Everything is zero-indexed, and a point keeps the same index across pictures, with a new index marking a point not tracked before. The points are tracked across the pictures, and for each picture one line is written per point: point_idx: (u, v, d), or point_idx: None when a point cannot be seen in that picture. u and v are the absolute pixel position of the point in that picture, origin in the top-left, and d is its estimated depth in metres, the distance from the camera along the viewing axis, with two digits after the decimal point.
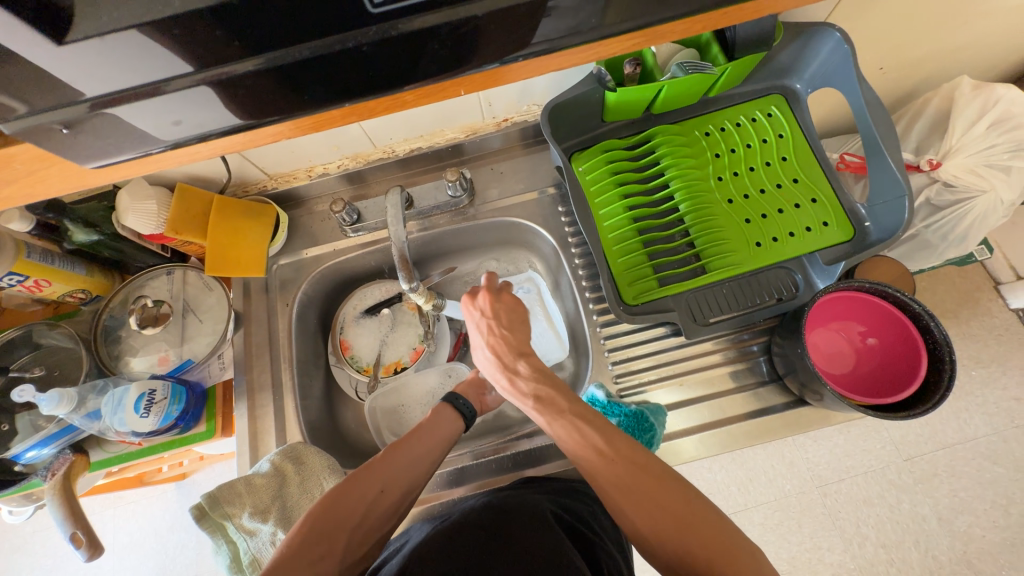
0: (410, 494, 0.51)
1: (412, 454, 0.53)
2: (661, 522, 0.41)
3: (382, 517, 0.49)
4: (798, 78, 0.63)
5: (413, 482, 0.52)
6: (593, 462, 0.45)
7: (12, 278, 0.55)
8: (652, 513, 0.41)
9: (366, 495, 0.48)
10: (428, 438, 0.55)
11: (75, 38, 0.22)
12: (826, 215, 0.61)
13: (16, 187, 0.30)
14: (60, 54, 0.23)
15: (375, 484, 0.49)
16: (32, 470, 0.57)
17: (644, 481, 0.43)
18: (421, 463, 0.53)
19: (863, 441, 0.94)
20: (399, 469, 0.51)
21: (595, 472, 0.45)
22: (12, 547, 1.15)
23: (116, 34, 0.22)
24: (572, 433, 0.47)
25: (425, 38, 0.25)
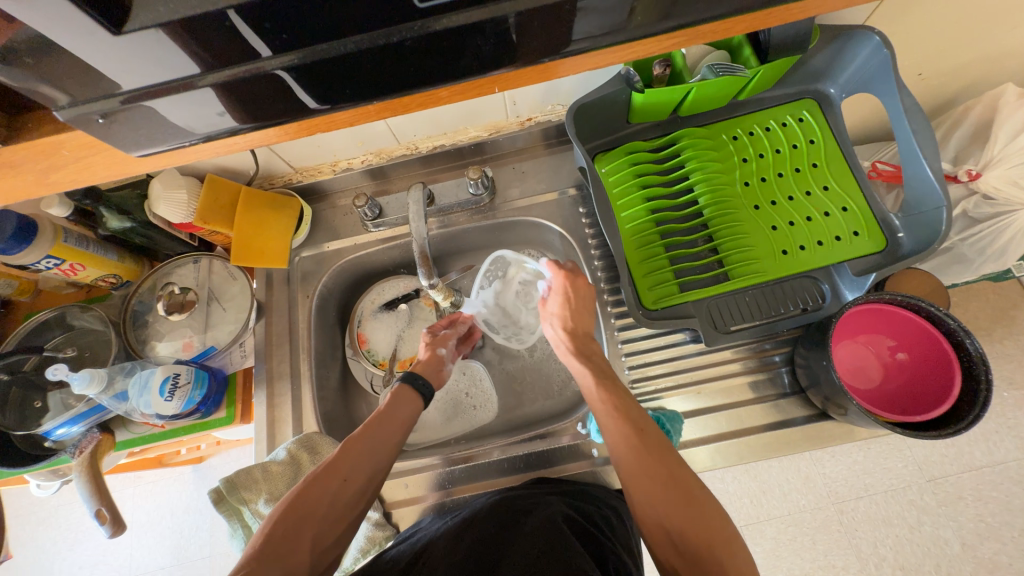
0: (375, 481, 0.47)
1: (374, 440, 0.48)
2: (679, 522, 0.41)
3: (350, 507, 0.45)
4: (832, 83, 0.62)
5: (378, 469, 0.48)
6: (620, 448, 0.46)
7: (49, 261, 0.57)
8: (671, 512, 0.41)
9: (329, 487, 0.44)
10: (390, 421, 0.50)
11: (132, 28, 0.23)
12: (856, 225, 0.59)
13: (61, 174, 0.31)
14: (118, 43, 0.23)
15: (336, 475, 0.45)
16: (61, 447, 0.60)
17: (668, 478, 0.43)
18: (383, 448, 0.48)
19: (884, 459, 0.91)
20: (361, 457, 0.47)
21: (621, 458, 0.46)
22: (37, 519, 1.20)
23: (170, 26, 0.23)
24: (610, 414, 0.48)
25: (467, 35, 0.25)
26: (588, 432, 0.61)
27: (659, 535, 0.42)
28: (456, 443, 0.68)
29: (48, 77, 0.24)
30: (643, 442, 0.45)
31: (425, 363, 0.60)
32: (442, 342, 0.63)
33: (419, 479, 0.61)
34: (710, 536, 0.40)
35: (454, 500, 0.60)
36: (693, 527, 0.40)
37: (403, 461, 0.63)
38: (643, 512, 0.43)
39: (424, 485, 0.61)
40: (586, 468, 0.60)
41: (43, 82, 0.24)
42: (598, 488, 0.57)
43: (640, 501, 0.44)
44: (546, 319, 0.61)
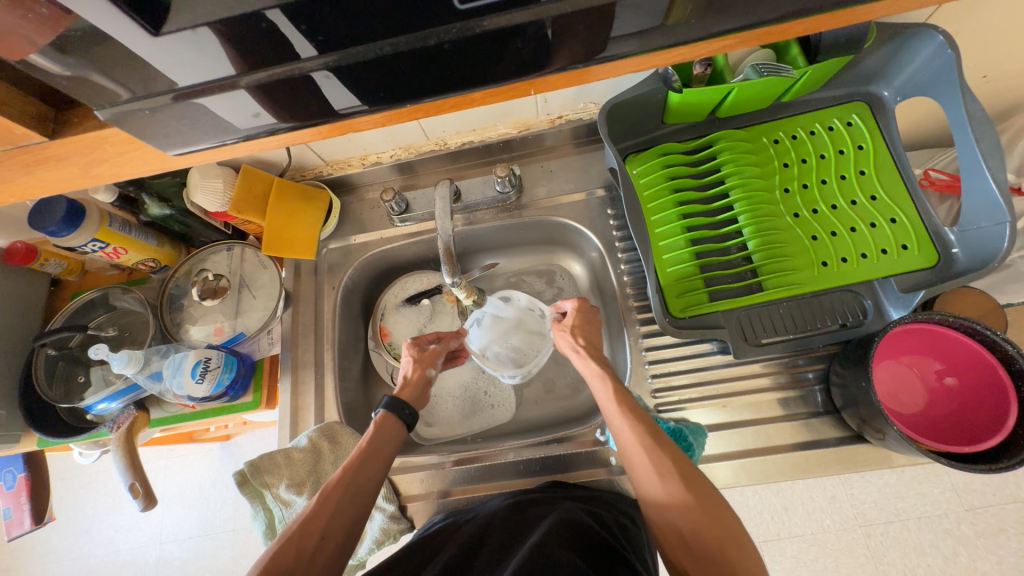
0: (353, 533, 0.47)
1: (350, 493, 0.48)
2: (692, 528, 0.40)
3: (330, 561, 0.45)
4: (887, 85, 0.58)
5: (356, 522, 0.47)
6: (633, 450, 0.45)
7: (95, 245, 0.60)
8: (683, 517, 0.40)
9: (306, 546, 0.44)
10: (368, 466, 0.50)
11: (169, 30, 0.23)
12: (905, 237, 0.55)
13: (106, 167, 0.32)
14: (154, 44, 0.23)
15: (314, 533, 0.45)
16: (101, 420, 0.63)
17: (681, 482, 0.42)
18: (359, 499, 0.48)
19: (919, 484, 0.86)
20: (335, 513, 0.46)
21: (633, 462, 0.45)
22: (79, 483, 1.28)
23: (211, 28, 0.23)
24: (623, 417, 0.48)
25: (508, 38, 0.24)
26: (605, 440, 0.60)
27: (671, 540, 0.41)
28: (473, 440, 0.69)
29: (101, 68, 0.24)
30: (656, 445, 0.44)
31: (411, 386, 0.60)
32: (430, 362, 0.62)
33: (435, 475, 0.62)
34: (725, 543, 0.39)
35: (469, 498, 0.60)
36: (706, 533, 0.39)
37: (420, 455, 0.64)
38: (656, 517, 0.43)
39: (439, 481, 0.62)
40: (605, 475, 0.59)
41: (96, 72, 0.24)
42: (615, 495, 0.56)
43: (654, 505, 0.43)
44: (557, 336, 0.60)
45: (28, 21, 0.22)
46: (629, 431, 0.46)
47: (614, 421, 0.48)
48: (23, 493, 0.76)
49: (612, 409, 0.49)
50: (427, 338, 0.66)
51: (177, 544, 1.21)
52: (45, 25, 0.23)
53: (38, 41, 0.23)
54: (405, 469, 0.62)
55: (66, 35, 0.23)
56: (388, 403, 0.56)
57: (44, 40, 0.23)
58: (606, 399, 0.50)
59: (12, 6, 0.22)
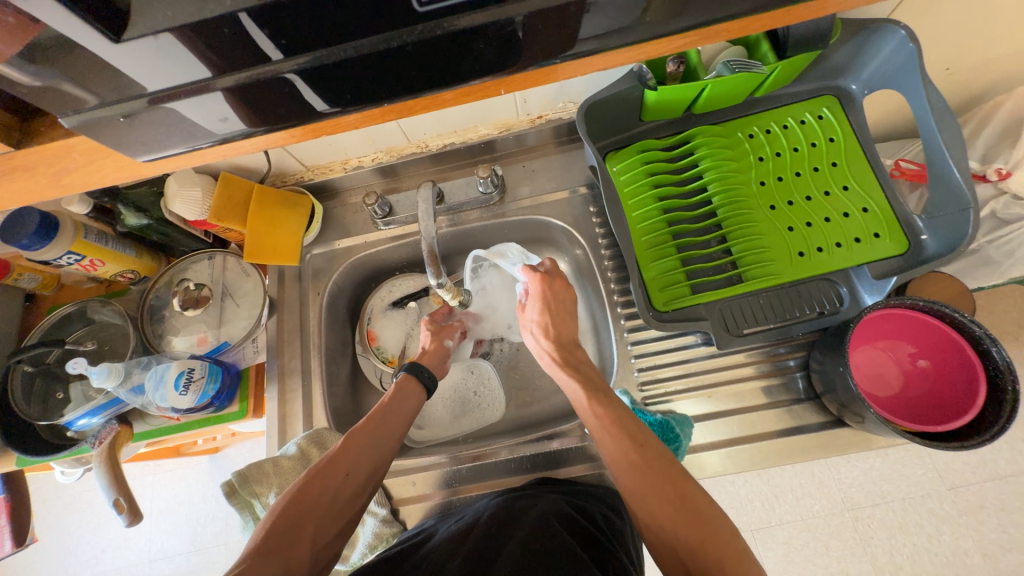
0: (374, 478, 0.49)
1: (371, 441, 0.50)
2: (688, 544, 0.40)
3: (351, 502, 0.47)
4: (854, 79, 0.60)
5: (378, 465, 0.49)
6: (621, 467, 0.46)
7: (70, 257, 0.59)
8: (671, 523, 0.41)
9: (331, 484, 0.46)
10: (389, 419, 0.52)
11: (130, 36, 0.23)
12: (876, 225, 0.57)
13: (76, 176, 0.31)
14: (118, 50, 0.23)
15: (339, 471, 0.47)
16: (83, 436, 0.62)
17: (674, 498, 0.42)
18: (381, 448, 0.50)
19: (902, 466, 0.88)
20: (360, 455, 0.48)
21: (623, 478, 0.46)
22: (63, 504, 1.25)
23: (170, 33, 0.23)
24: (604, 430, 0.49)
25: (471, 38, 0.25)
26: None
27: (663, 544, 0.42)
28: (464, 442, 0.69)
29: (72, 73, 0.24)
30: (642, 461, 0.45)
31: (431, 354, 0.64)
32: (448, 334, 0.69)
33: (428, 477, 0.62)
34: (719, 553, 0.39)
35: (462, 498, 0.61)
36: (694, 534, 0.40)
37: (412, 458, 0.64)
38: (650, 531, 0.43)
39: (431, 483, 0.62)
40: (595, 470, 0.60)
41: (66, 80, 0.24)
42: (603, 489, 0.57)
43: (647, 520, 0.43)
44: (527, 327, 0.62)
45: None
46: (612, 445, 0.47)
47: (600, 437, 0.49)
48: None
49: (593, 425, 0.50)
50: (439, 313, 0.70)
51: (166, 562, 1.18)
52: (12, 35, 0.22)
53: (6, 50, 0.23)
54: (397, 473, 0.62)
55: (37, 42, 0.23)
56: (409, 368, 0.58)
57: (13, 49, 0.23)
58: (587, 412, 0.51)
59: None
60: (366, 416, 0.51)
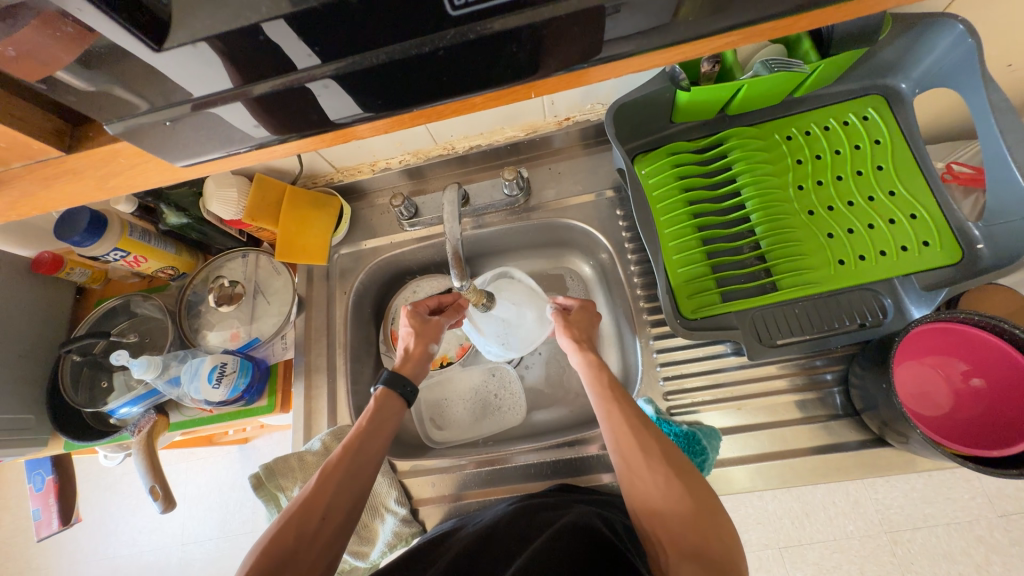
0: (355, 511, 0.49)
1: (348, 473, 0.49)
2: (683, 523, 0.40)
3: (332, 542, 0.46)
4: (904, 77, 0.56)
5: (353, 505, 0.49)
6: (625, 440, 0.46)
7: (116, 253, 0.62)
8: (670, 499, 0.42)
9: (304, 531, 0.45)
10: (367, 447, 0.52)
11: (170, 46, 0.24)
12: (927, 233, 0.53)
13: (119, 179, 0.33)
14: (158, 57, 0.24)
15: (315, 515, 0.46)
16: (123, 424, 0.64)
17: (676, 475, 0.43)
18: (358, 480, 0.49)
19: (948, 489, 0.83)
20: (337, 491, 0.48)
21: (625, 452, 0.46)
22: (105, 485, 1.32)
23: (207, 42, 0.24)
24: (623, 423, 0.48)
25: (504, 41, 0.24)
26: None
27: (668, 552, 0.39)
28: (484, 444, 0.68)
29: (124, 80, 0.25)
30: (647, 434, 0.46)
31: (412, 362, 0.61)
32: (432, 336, 0.63)
33: (446, 479, 0.62)
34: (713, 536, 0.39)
35: (480, 502, 0.60)
36: (707, 545, 0.38)
37: (431, 458, 0.64)
38: (646, 504, 0.43)
39: (449, 485, 0.62)
40: (617, 480, 0.58)
41: (119, 85, 0.25)
42: (624, 499, 0.55)
43: (645, 495, 0.43)
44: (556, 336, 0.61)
45: (57, 40, 0.24)
46: (629, 443, 0.46)
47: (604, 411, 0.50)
48: (51, 495, 0.79)
49: (607, 426, 0.48)
50: (427, 304, 0.66)
51: (198, 545, 1.23)
52: (71, 43, 0.24)
53: (65, 59, 0.24)
54: (416, 472, 0.63)
55: (90, 50, 0.24)
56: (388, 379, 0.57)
57: (71, 58, 0.24)
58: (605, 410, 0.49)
59: (44, 26, 0.23)
60: (343, 445, 0.50)
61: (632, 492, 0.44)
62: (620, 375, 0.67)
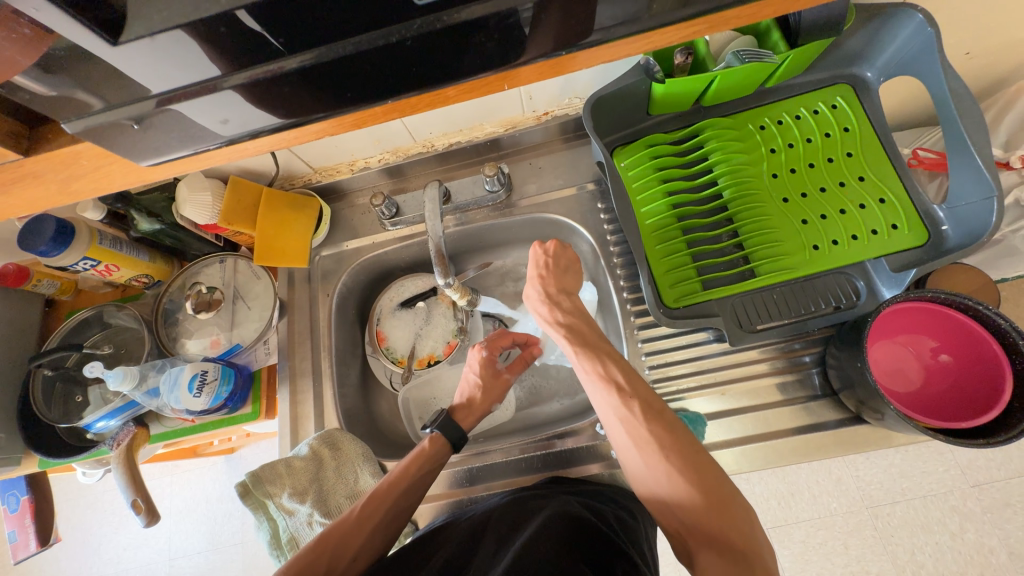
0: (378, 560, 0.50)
1: (384, 521, 0.51)
2: (690, 511, 0.39)
3: None
4: (869, 66, 0.58)
5: (384, 546, 0.51)
6: (613, 424, 0.46)
7: (86, 263, 0.60)
8: (671, 486, 0.41)
9: (336, 564, 0.46)
10: (407, 495, 0.53)
11: (127, 38, 0.23)
12: (894, 216, 0.55)
13: (84, 182, 0.32)
14: (115, 52, 0.24)
15: (348, 554, 0.47)
16: (101, 439, 0.63)
17: (670, 460, 0.41)
18: (389, 529, 0.51)
19: (922, 462, 0.87)
20: (371, 535, 0.49)
21: (617, 435, 0.46)
22: (86, 503, 1.28)
23: (165, 34, 0.23)
24: (616, 420, 0.46)
25: (471, 30, 0.25)
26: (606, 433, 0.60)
27: (688, 540, 0.39)
28: (476, 440, 0.69)
29: (84, 83, 0.25)
30: (631, 416, 0.45)
31: (468, 412, 0.62)
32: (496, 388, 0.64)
33: (439, 477, 0.62)
34: (723, 524, 0.38)
35: (473, 498, 0.60)
36: (722, 534, 0.37)
37: None
38: (650, 491, 0.43)
39: (441, 483, 0.62)
40: (606, 469, 0.59)
41: (81, 89, 0.25)
42: (614, 489, 0.56)
43: (647, 482, 0.43)
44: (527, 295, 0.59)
45: (10, 41, 0.23)
46: (627, 441, 0.45)
47: (592, 394, 0.49)
48: (27, 516, 0.76)
49: (598, 410, 0.48)
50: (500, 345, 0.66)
51: (186, 560, 1.20)
52: (28, 45, 0.23)
53: (24, 61, 0.23)
54: None
55: (50, 53, 0.24)
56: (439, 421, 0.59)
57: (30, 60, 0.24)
58: (594, 394, 0.48)
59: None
60: (383, 491, 0.52)
61: (641, 487, 0.44)
62: None
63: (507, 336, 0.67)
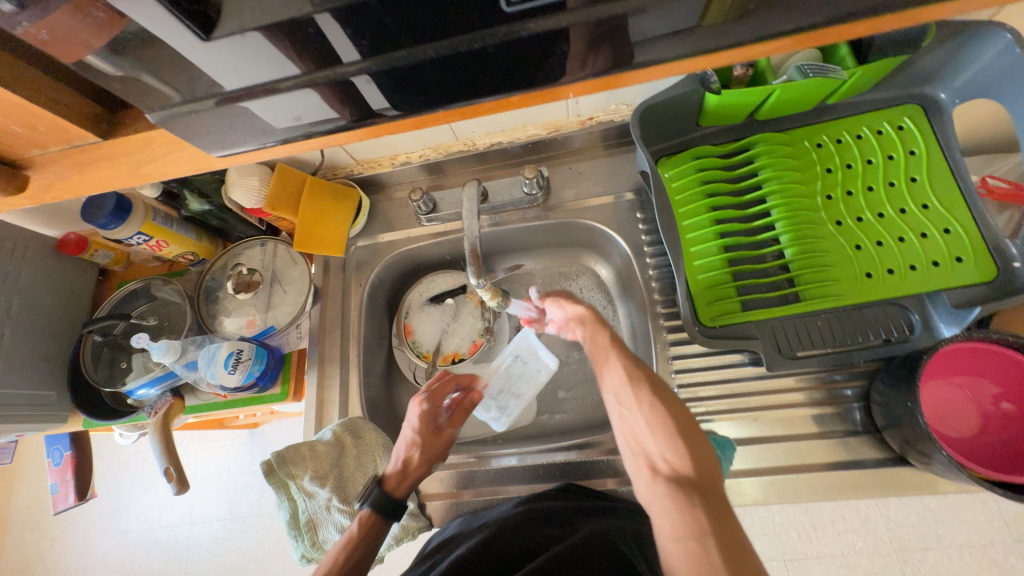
0: None
1: None
2: (669, 451, 0.42)
3: None
4: (944, 86, 0.54)
5: None
6: (611, 373, 0.51)
7: (139, 237, 0.63)
8: (656, 426, 0.44)
9: None
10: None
11: (219, 35, 0.23)
12: (959, 248, 0.51)
13: (151, 168, 0.33)
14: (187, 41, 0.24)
15: None
16: (140, 405, 0.66)
17: (657, 403, 0.45)
18: None
19: (964, 510, 0.81)
20: None
21: (613, 384, 0.50)
22: (119, 462, 1.35)
23: (258, 32, 0.23)
24: (614, 363, 0.51)
25: (554, 40, 0.24)
26: None
27: (661, 481, 0.41)
28: (492, 442, 0.68)
29: (152, 69, 0.25)
30: (629, 365, 0.50)
31: (403, 477, 0.55)
32: (434, 442, 0.58)
33: (454, 475, 0.62)
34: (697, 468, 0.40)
35: (487, 501, 0.60)
36: (695, 476, 0.39)
37: None
38: (635, 435, 0.46)
39: (456, 481, 0.62)
40: (624, 486, 0.57)
41: (147, 72, 0.25)
42: (631, 506, 0.55)
43: (633, 426, 0.47)
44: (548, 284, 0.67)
45: (87, 24, 0.23)
46: (618, 373, 0.50)
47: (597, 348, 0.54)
48: (68, 470, 0.81)
49: (597, 361, 0.53)
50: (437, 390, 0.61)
51: (205, 525, 1.26)
52: (101, 29, 0.23)
53: (95, 43, 0.24)
54: None
55: (121, 36, 0.23)
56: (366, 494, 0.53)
57: (100, 42, 0.24)
58: (597, 347, 0.54)
59: (73, 10, 0.23)
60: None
61: (625, 427, 0.48)
62: None
63: (451, 380, 0.62)
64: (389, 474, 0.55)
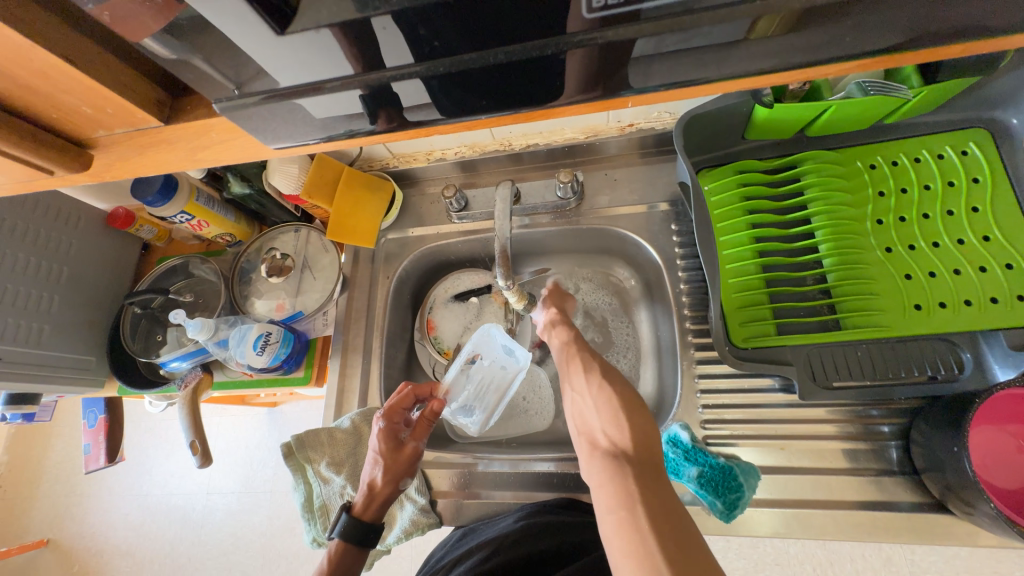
0: None
1: None
2: (613, 430, 0.45)
3: None
4: (1015, 111, 0.51)
5: None
6: (570, 364, 0.55)
7: (182, 216, 0.65)
8: (603, 409, 0.48)
9: None
10: None
11: (294, 29, 0.24)
12: (1023, 286, 0.48)
13: (206, 153, 0.34)
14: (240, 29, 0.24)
15: None
16: (172, 377, 0.68)
17: (607, 390, 0.49)
18: None
19: (999, 562, 0.76)
20: None
21: (570, 374, 0.54)
22: (147, 427, 1.42)
23: (331, 29, 0.24)
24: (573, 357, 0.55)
25: (631, 48, 0.24)
26: None
27: (597, 458, 0.44)
28: (507, 445, 0.68)
29: (202, 53, 0.25)
30: (586, 357, 0.54)
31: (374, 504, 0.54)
32: (401, 463, 0.56)
33: (465, 475, 0.62)
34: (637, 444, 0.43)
35: (498, 503, 0.60)
36: (634, 452, 0.43)
37: (453, 452, 0.64)
38: (582, 417, 0.50)
39: (467, 481, 0.62)
40: None
41: (198, 57, 0.25)
42: None
43: (583, 410, 0.50)
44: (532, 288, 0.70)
45: (147, 8, 0.23)
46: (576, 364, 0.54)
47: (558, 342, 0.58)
48: (101, 433, 0.85)
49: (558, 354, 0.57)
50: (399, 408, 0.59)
51: (220, 497, 1.30)
52: (160, 13, 0.24)
53: (154, 26, 0.24)
54: (437, 464, 0.63)
55: (176, 22, 0.24)
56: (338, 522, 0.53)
57: (157, 26, 0.24)
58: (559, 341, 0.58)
59: None
60: None
61: (574, 409, 0.51)
62: (653, 395, 0.66)
63: (409, 394, 0.59)
64: (360, 501, 0.54)
